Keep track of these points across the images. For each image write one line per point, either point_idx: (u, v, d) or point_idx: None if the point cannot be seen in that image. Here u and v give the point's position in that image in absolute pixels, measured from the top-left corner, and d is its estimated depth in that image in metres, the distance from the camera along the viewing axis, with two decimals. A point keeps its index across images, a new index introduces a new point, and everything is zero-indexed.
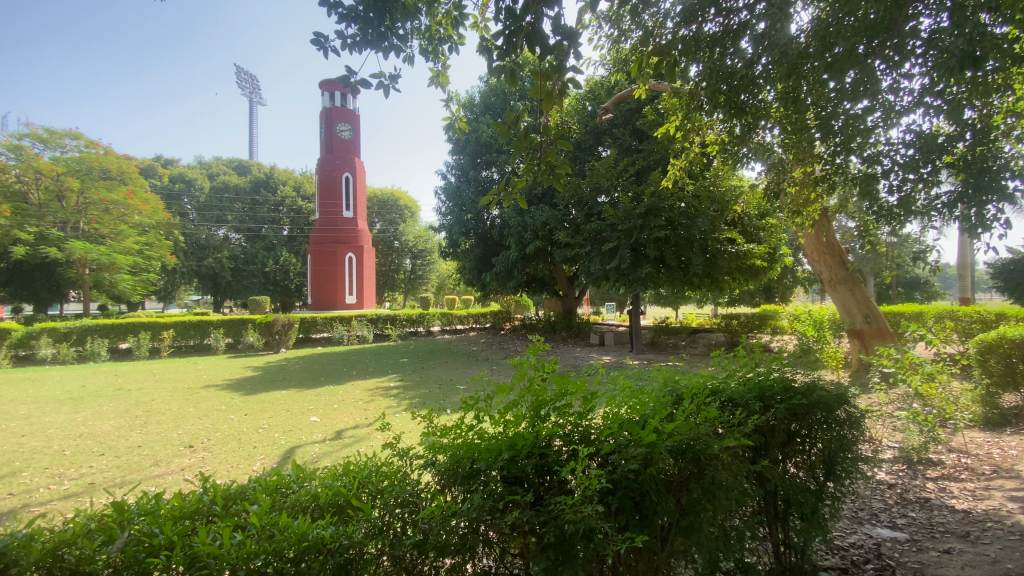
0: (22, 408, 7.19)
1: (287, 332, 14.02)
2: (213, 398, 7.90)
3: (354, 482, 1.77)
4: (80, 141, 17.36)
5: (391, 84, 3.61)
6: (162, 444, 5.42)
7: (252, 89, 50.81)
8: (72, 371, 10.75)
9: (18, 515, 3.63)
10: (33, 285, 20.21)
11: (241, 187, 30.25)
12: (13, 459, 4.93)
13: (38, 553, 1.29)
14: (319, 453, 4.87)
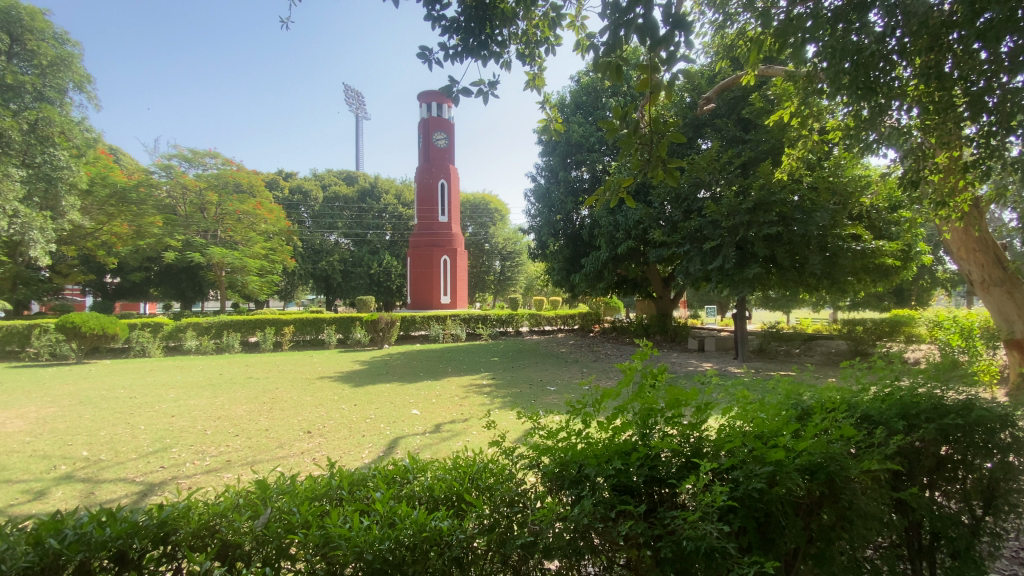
0: (173, 391, 8.36)
1: (389, 329, 14.95)
2: (325, 388, 8.62)
3: (464, 477, 1.81)
4: (218, 159, 19.74)
5: (490, 91, 3.68)
6: (285, 429, 6.02)
7: (358, 105, 54.92)
8: (212, 360, 12.31)
9: (172, 484, 4.21)
10: (181, 285, 23.46)
11: (348, 196, 32.81)
12: (166, 436, 5.76)
13: (195, 523, 1.44)
14: (421, 444, 5.12)
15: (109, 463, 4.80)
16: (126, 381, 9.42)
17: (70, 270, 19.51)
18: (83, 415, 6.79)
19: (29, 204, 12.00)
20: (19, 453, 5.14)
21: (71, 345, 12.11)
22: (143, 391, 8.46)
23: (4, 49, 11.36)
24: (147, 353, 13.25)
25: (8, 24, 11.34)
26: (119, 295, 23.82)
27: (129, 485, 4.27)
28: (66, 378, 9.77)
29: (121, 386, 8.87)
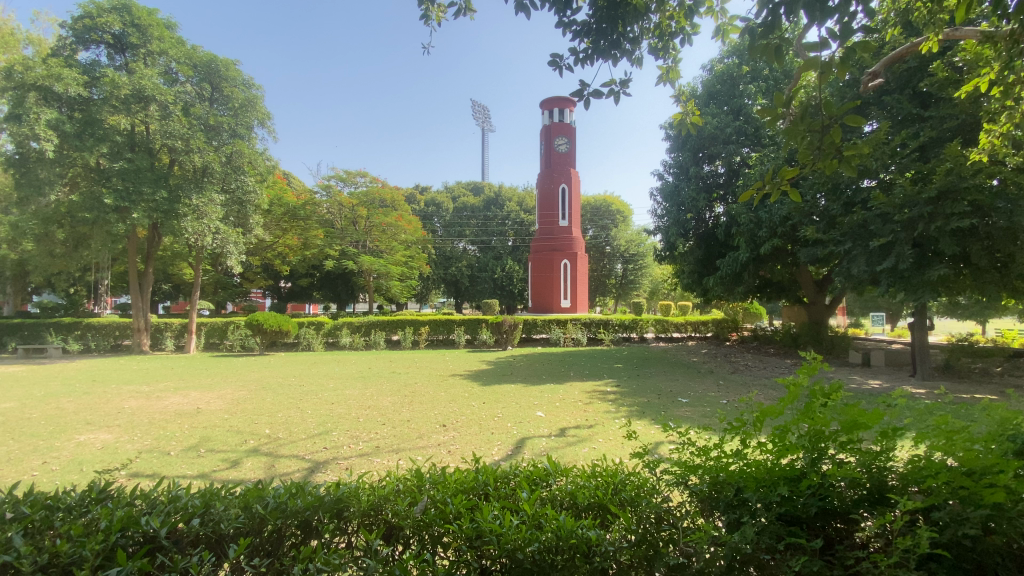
0: (332, 382, 9.53)
1: (513, 331, 15.42)
2: (456, 385, 9.15)
3: (607, 486, 1.76)
4: (365, 177, 22.19)
5: (621, 90, 3.60)
6: (424, 421, 6.50)
7: (483, 119, 57.82)
8: (361, 356, 13.81)
9: (334, 464, 4.79)
10: (337, 289, 26.77)
11: (475, 205, 34.61)
12: (327, 421, 6.59)
13: (364, 504, 1.58)
14: (547, 447, 5.17)
15: (285, 441, 5.62)
16: (296, 371, 10.98)
17: (255, 276, 23.34)
18: (265, 399, 8.05)
19: (227, 223, 14.65)
20: (221, 427, 6.25)
21: (256, 339, 14.46)
22: (309, 380, 9.78)
23: (206, 95, 13.86)
24: (311, 347, 15.31)
25: (207, 74, 13.79)
26: (290, 298, 27.86)
27: (300, 462, 4.94)
28: (253, 366, 11.70)
29: (292, 375, 10.35)
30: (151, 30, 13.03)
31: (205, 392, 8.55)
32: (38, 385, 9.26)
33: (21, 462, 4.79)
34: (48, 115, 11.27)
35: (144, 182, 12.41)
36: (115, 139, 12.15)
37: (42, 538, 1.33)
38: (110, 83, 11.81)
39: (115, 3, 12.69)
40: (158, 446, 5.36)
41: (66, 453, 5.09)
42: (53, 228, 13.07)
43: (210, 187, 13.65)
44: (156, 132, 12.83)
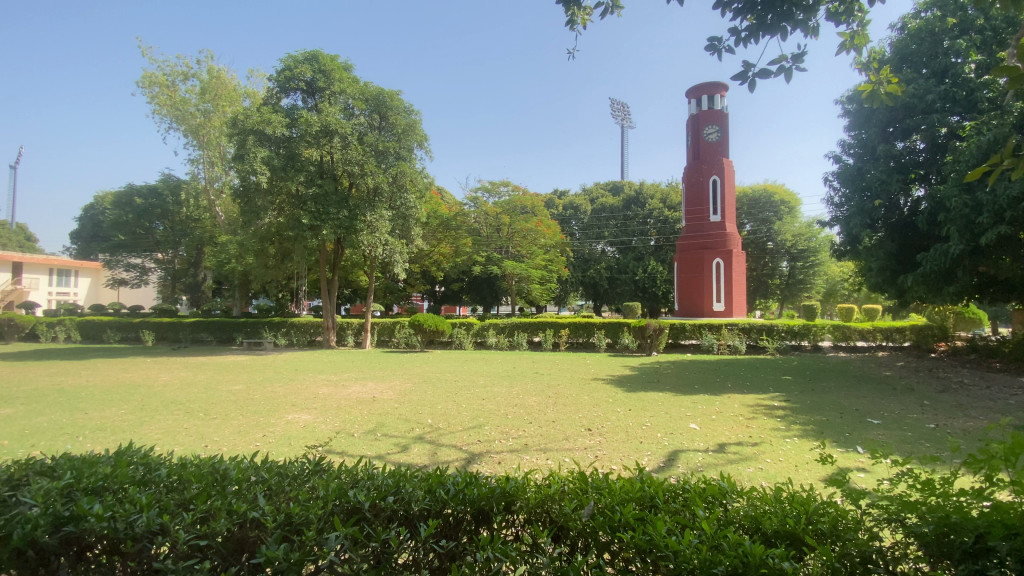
0: (482, 380, 10.11)
1: (658, 336, 14.77)
2: (601, 390, 9.01)
3: (798, 513, 1.57)
4: (509, 186, 23.21)
5: (794, 67, 3.20)
6: (570, 423, 6.52)
7: (623, 117, 56.38)
8: (507, 356, 14.42)
9: (488, 457, 5.08)
10: (482, 292, 28.50)
11: (615, 206, 33.85)
12: (480, 415, 7.00)
13: (533, 499, 1.64)
14: (703, 462, 4.80)
15: (445, 432, 6.11)
16: (451, 368, 11.92)
17: (415, 282, 25.94)
18: (427, 391, 8.86)
19: (394, 235, 16.51)
20: (392, 414, 7.04)
21: (417, 338, 16.06)
22: (463, 376, 10.52)
23: (376, 124, 15.84)
24: (463, 347, 16.46)
25: (377, 105, 15.76)
26: (443, 301, 30.38)
27: (458, 452, 5.30)
28: (414, 362, 12.98)
29: (446, 372, 11.24)
30: (333, 74, 15.39)
31: (377, 383, 9.74)
32: (259, 372, 11.48)
33: (249, 434, 5.97)
34: (263, 153, 13.95)
35: (331, 204, 14.68)
36: (309, 169, 14.54)
37: (277, 498, 1.57)
38: (305, 122, 14.20)
39: (307, 55, 15.35)
40: (346, 428, 6.24)
41: (279, 429, 6.21)
42: (267, 245, 16.13)
43: (380, 205, 15.52)
44: (338, 160, 15.02)
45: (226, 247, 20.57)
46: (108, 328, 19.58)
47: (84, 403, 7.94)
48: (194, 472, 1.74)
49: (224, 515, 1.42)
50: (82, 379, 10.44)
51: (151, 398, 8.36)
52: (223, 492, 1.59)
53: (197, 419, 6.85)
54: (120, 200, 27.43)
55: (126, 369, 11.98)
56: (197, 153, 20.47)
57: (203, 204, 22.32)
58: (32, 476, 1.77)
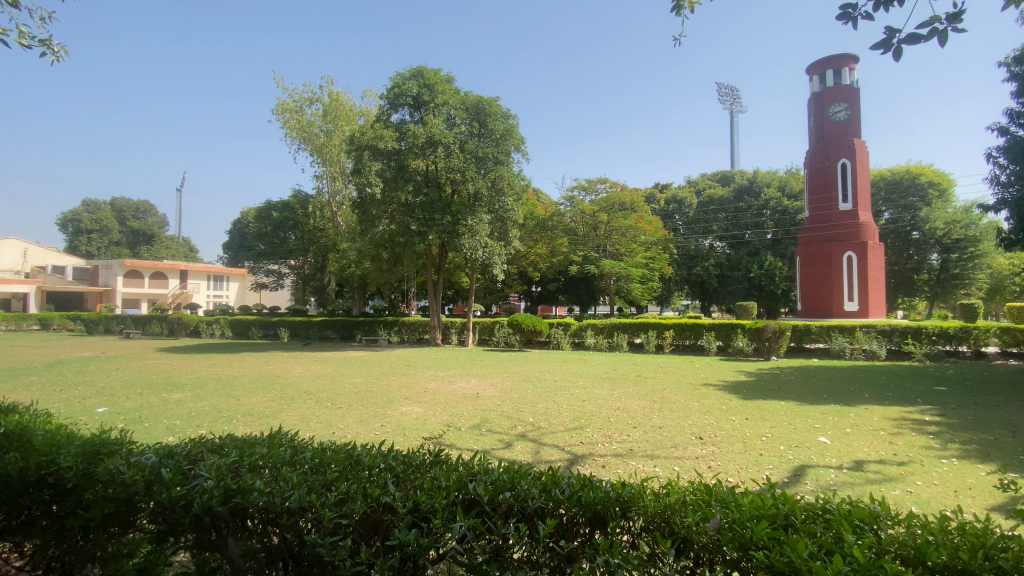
0: (583, 381, 10.00)
1: (778, 339, 13.50)
2: (712, 396, 8.46)
3: (975, 547, 1.34)
4: (607, 183, 22.72)
5: (949, 26, 2.74)
6: (679, 430, 6.20)
7: (732, 100, 52.41)
8: (608, 358, 14.13)
9: (592, 459, 5.01)
10: (580, 292, 28.26)
11: (724, 197, 31.59)
12: (582, 417, 6.93)
13: (652, 506, 1.58)
14: (835, 480, 4.31)
15: (548, 431, 6.14)
16: (551, 367, 11.96)
17: (514, 283, 26.43)
18: (528, 390, 8.97)
19: (493, 238, 16.94)
20: (495, 411, 7.22)
21: (516, 337, 16.33)
22: (563, 377, 10.49)
23: (476, 131, 16.45)
24: (562, 347, 16.42)
25: (477, 113, 16.32)
26: (541, 301, 30.63)
27: (561, 452, 5.30)
28: (515, 360, 13.23)
29: (547, 372, 11.28)
30: (437, 87, 16.21)
31: (480, 380, 10.06)
32: (375, 367, 12.44)
33: (368, 423, 6.48)
34: (376, 166, 15.12)
35: (436, 211, 15.47)
36: (416, 178, 15.47)
37: (403, 486, 1.68)
38: (413, 134, 15.11)
39: (414, 72, 16.36)
40: (453, 422, 6.54)
41: (393, 421, 6.67)
42: (380, 250, 17.45)
43: (480, 209, 16.03)
44: (442, 168, 15.82)
45: (346, 253, 22.64)
46: (253, 326, 22.48)
47: (236, 390, 9.19)
48: (332, 456, 1.93)
49: (360, 499, 1.54)
50: (234, 369, 12.10)
51: (288, 388, 9.46)
52: (357, 476, 1.73)
53: (325, 408, 7.60)
54: (262, 214, 31.43)
55: (267, 362, 13.67)
56: (321, 169, 22.75)
57: (327, 215, 24.75)
58: (206, 452, 2.07)
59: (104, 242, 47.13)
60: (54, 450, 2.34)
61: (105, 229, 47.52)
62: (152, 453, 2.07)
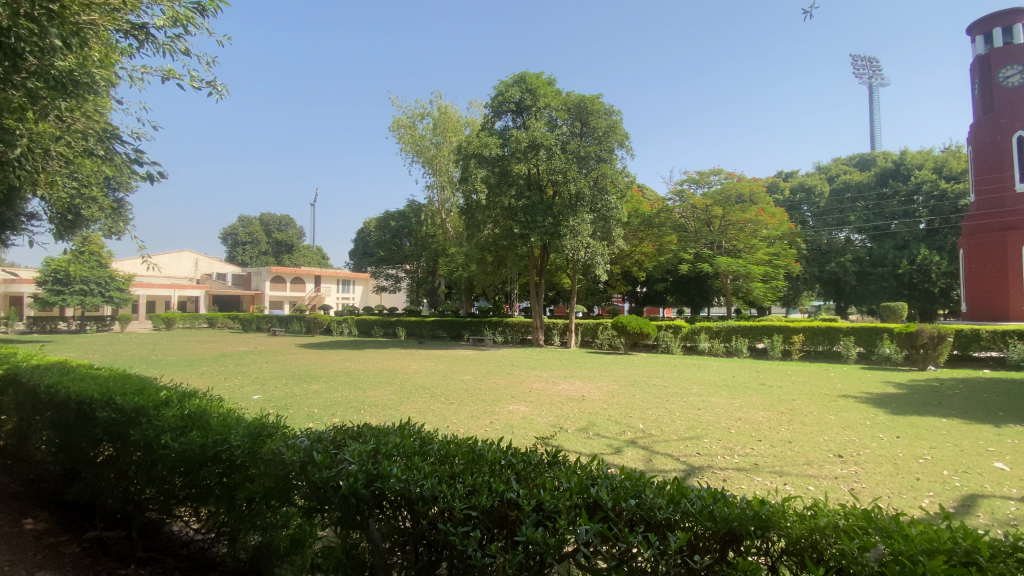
0: (697, 387, 9.44)
1: (936, 345, 11.57)
2: (852, 409, 7.46)
3: None
4: (721, 175, 21.23)
5: None
6: (812, 446, 5.58)
7: (871, 73, 46.13)
8: (724, 363, 13.17)
9: (710, 472, 4.69)
10: (691, 293, 27.32)
11: (863, 183, 28.20)
12: (698, 426, 6.54)
13: (797, 528, 1.43)
14: (1021, 515, 3.58)
15: (660, 439, 5.87)
16: (660, 372, 11.44)
17: (618, 283, 25.83)
18: (636, 395, 8.66)
19: (596, 238, 16.65)
20: (602, 415, 7.09)
21: (622, 340, 15.91)
22: (675, 382, 9.98)
23: (577, 131, 16.36)
24: (672, 350, 15.67)
25: (578, 113, 16.24)
26: (646, 302, 29.56)
27: (675, 462, 5.04)
28: (621, 363, 12.90)
29: (657, 376, 10.83)
30: (539, 91, 16.39)
31: (587, 383, 9.93)
32: (482, 366, 12.89)
33: (478, 420, 6.73)
34: (481, 173, 15.69)
35: (538, 213, 15.64)
36: (519, 183, 15.76)
37: (525, 483, 1.70)
38: (516, 140, 15.43)
39: (516, 78, 16.71)
40: (561, 424, 6.54)
41: (502, 418, 6.84)
42: (486, 253, 18.04)
43: (583, 209, 15.86)
44: (544, 171, 15.96)
45: (455, 257, 23.83)
46: (375, 325, 24.57)
47: (362, 383, 10.11)
48: (457, 450, 2.02)
49: (486, 493, 1.59)
50: (358, 364, 13.29)
51: (405, 383, 10.17)
52: (481, 471, 1.79)
53: (438, 403, 8.03)
54: (381, 223, 34.24)
55: (387, 358, 14.84)
56: (431, 179, 24.15)
57: (437, 222, 26.23)
58: (347, 439, 2.29)
59: (255, 252, 54.65)
60: (226, 430, 2.75)
61: (255, 242, 55.08)
62: (303, 437, 2.35)
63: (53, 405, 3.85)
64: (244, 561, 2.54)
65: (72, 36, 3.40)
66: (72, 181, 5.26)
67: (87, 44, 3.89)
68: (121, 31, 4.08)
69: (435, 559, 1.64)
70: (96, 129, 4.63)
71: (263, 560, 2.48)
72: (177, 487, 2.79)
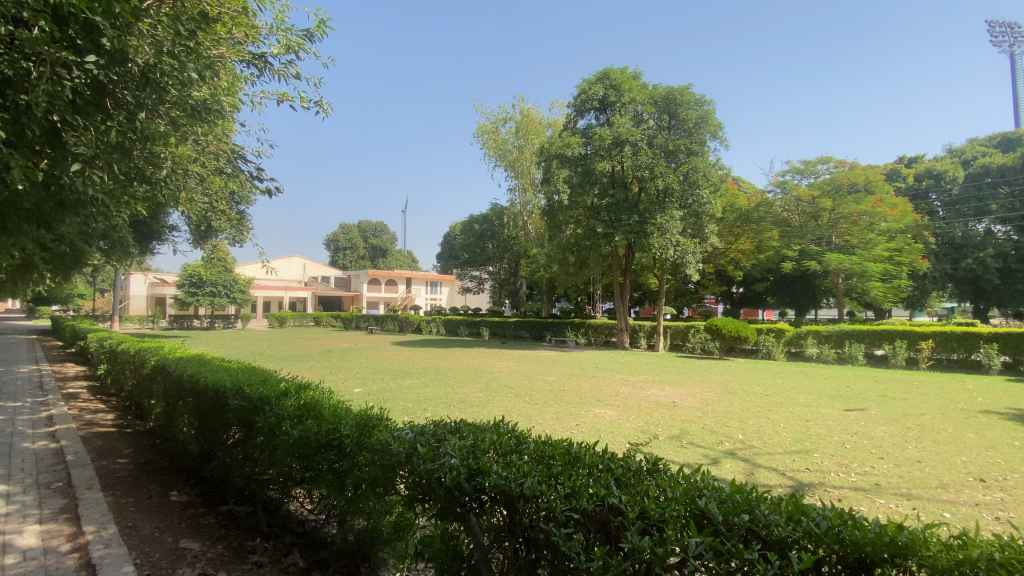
0: (803, 397, 8.66)
1: None
2: (998, 428, 6.42)
3: None
4: (830, 163, 19.31)
5: None
6: (947, 468, 4.89)
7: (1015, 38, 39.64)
8: (835, 371, 11.94)
9: (822, 490, 4.28)
10: (795, 293, 25.07)
11: (1010, 165, 23.85)
12: (806, 439, 5.99)
13: (944, 558, 1.26)
14: None
15: (762, 451, 5.46)
16: (759, 379, 10.65)
17: (710, 283, 24.48)
18: (733, 403, 8.13)
19: (686, 235, 15.87)
20: (696, 423, 6.74)
21: (716, 344, 15.04)
22: (777, 391, 9.24)
23: (665, 125, 15.77)
24: (773, 356, 14.52)
25: (666, 105, 15.67)
26: (744, 303, 27.71)
27: (780, 477, 4.66)
28: (715, 369, 12.20)
29: (756, 383, 10.08)
30: (623, 86, 15.99)
31: (678, 388, 9.50)
32: (566, 367, 12.82)
33: (564, 422, 6.69)
34: (564, 173, 15.61)
35: (623, 211, 15.26)
36: (602, 181, 15.50)
37: (626, 490, 1.66)
38: (599, 137, 15.18)
39: (599, 75, 16.45)
40: (651, 430, 6.31)
41: (589, 421, 6.74)
42: (568, 254, 17.92)
43: (671, 206, 15.22)
44: (629, 167, 15.55)
45: (537, 257, 23.95)
46: (461, 325, 25.40)
47: (451, 381, 10.49)
48: (553, 451, 2.02)
49: (586, 496, 1.58)
50: (446, 362, 13.81)
51: (491, 382, 10.38)
52: (581, 473, 1.77)
53: (524, 402, 8.10)
54: (466, 227, 35.41)
55: (472, 357, 15.26)
56: (514, 181, 24.50)
57: (520, 224, 26.54)
58: (447, 433, 2.39)
59: (354, 257, 58.87)
60: (337, 420, 2.98)
61: (354, 247, 59.32)
62: (408, 429, 2.48)
63: (194, 392, 4.41)
64: (351, 542, 2.74)
65: (204, 67, 3.86)
66: (205, 196, 6.01)
67: (217, 74, 4.42)
68: (244, 61, 4.59)
69: (535, 558, 1.67)
70: (226, 150, 5.26)
71: (368, 542, 2.66)
72: (295, 470, 3.08)
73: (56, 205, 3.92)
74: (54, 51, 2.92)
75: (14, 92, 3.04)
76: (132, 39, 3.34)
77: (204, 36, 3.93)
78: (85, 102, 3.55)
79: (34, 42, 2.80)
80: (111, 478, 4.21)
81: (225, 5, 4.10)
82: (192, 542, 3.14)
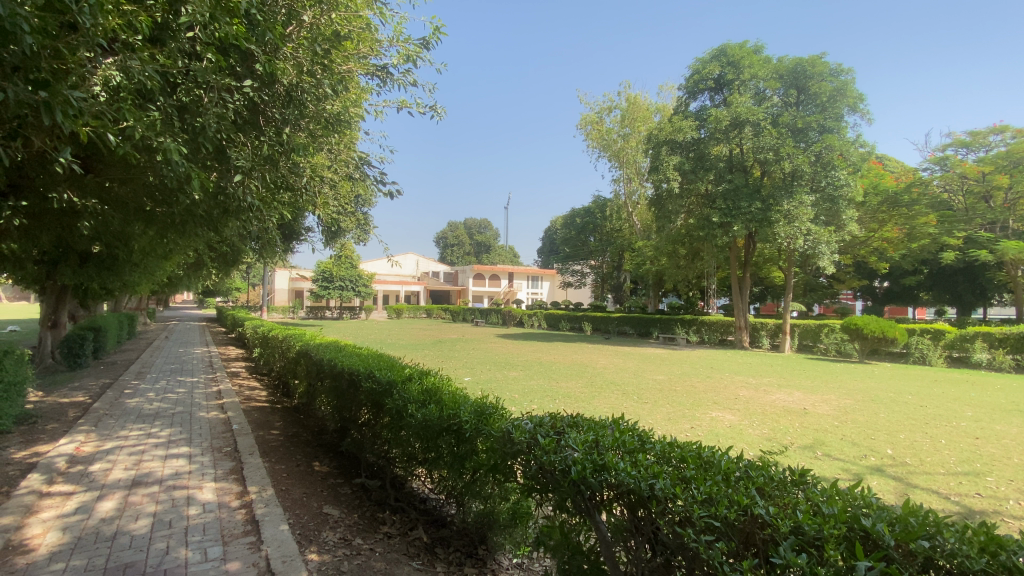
0: (971, 410, 7.33)
1: None
2: None
3: None
4: (1007, 132, 16.10)
5: None
6: None
7: None
8: (1015, 381, 9.94)
9: (997, 520, 3.60)
10: (957, 288, 21.37)
11: None
12: (975, 459, 5.07)
13: None
14: None
15: (917, 470, 4.72)
16: (910, 387, 9.24)
17: (845, 276, 21.77)
18: (878, 414, 7.13)
19: (818, 223, 14.22)
20: (833, 433, 6.03)
21: (855, 345, 13.35)
22: (935, 402, 7.94)
23: (793, 101, 14.34)
24: (927, 361, 12.54)
25: (794, 79, 14.25)
26: (890, 300, 24.26)
27: (941, 501, 4.00)
28: (854, 374, 10.82)
29: (907, 392, 8.76)
30: (743, 62, 14.77)
31: (808, 394, 8.57)
32: (676, 365, 12.23)
33: (678, 423, 6.38)
34: (675, 160, 14.86)
35: (742, 198, 14.07)
36: (718, 166, 14.53)
37: (772, 501, 1.53)
38: (715, 120, 14.20)
39: (715, 53, 15.40)
40: (778, 438, 5.77)
41: (704, 425, 6.35)
42: (678, 246, 17.02)
43: (801, 189, 13.67)
44: (749, 150, 14.30)
45: (642, 251, 23.11)
46: (563, 319, 25.44)
47: (557, 375, 10.52)
48: (683, 453, 1.92)
49: (727, 504, 1.48)
50: (552, 356, 13.90)
51: (598, 377, 10.23)
52: (717, 479, 1.67)
53: (632, 401, 7.87)
54: (568, 221, 35.26)
55: (576, 352, 15.19)
56: (618, 172, 23.87)
57: (624, 216, 25.80)
58: (566, 426, 2.39)
59: (460, 252, 61.85)
60: (455, 406, 3.11)
61: (461, 244, 62.29)
62: (526, 420, 2.52)
63: (331, 374, 4.91)
64: (470, 522, 2.87)
65: (338, 81, 4.26)
66: (337, 201, 6.65)
67: (347, 88, 4.82)
68: (368, 74, 4.96)
69: (666, 561, 1.61)
70: (354, 157, 5.77)
71: (485, 526, 2.76)
72: (418, 450, 3.29)
73: (222, 211, 4.58)
74: (220, 79, 3.40)
75: (191, 116, 3.59)
76: (279, 62, 3.79)
77: (336, 54, 4.28)
78: (244, 122, 4.09)
79: (205, 71, 3.28)
80: (267, 447, 4.87)
81: (352, 24, 4.41)
82: (333, 508, 3.52)
